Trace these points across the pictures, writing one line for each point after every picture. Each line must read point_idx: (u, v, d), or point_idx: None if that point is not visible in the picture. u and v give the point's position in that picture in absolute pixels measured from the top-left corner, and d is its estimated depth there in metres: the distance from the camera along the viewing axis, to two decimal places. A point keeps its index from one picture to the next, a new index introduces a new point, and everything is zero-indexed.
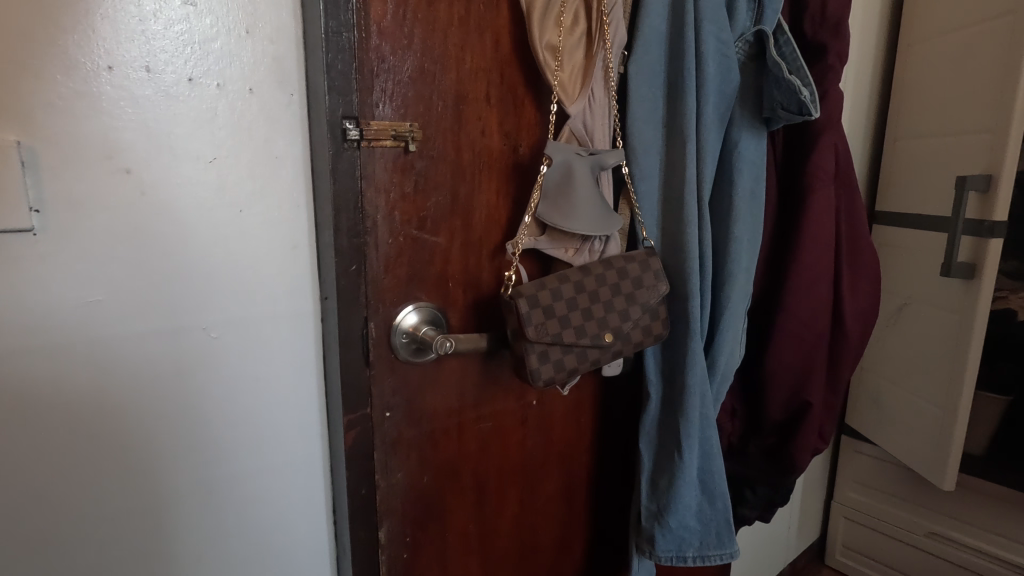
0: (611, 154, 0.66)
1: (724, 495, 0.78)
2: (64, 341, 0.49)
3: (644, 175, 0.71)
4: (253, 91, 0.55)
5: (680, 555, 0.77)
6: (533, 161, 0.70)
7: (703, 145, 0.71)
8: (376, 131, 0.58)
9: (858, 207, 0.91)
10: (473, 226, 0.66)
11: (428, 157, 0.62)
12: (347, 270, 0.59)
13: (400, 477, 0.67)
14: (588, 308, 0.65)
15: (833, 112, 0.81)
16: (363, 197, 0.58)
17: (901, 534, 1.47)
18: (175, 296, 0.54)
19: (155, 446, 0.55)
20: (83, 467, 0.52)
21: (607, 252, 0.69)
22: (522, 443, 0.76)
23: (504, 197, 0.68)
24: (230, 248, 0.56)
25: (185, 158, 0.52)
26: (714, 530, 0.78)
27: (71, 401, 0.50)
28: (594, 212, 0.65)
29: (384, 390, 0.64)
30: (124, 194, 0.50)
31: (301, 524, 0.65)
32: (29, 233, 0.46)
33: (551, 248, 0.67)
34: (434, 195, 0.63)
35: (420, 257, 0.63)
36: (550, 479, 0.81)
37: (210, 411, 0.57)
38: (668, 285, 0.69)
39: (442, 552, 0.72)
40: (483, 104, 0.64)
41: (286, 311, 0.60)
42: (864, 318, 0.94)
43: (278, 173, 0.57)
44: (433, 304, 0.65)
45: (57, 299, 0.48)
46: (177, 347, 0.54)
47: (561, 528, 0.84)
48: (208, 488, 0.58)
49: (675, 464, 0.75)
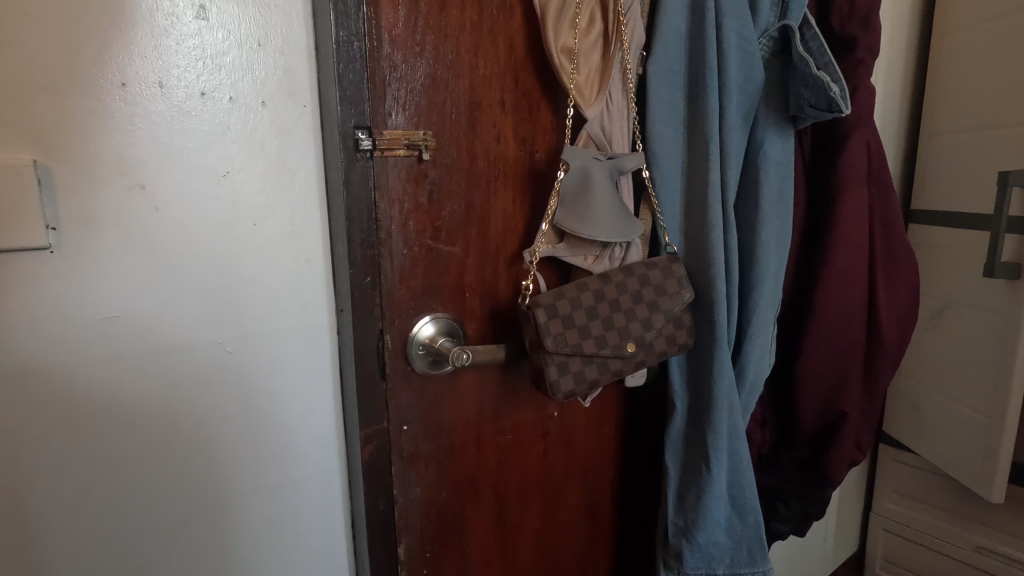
0: (630, 158, 0.64)
1: (756, 511, 0.75)
2: (83, 357, 0.49)
3: (665, 179, 0.69)
4: (265, 104, 0.54)
5: (709, 572, 0.74)
6: (550, 167, 0.68)
7: (726, 146, 0.68)
8: (389, 140, 0.57)
9: (893, 207, 0.87)
10: (490, 234, 0.65)
11: (441, 165, 0.61)
12: (361, 282, 0.58)
13: (419, 492, 0.65)
14: (609, 317, 0.63)
15: (865, 108, 0.77)
16: (376, 207, 0.58)
17: (946, 548, 1.39)
18: (194, 309, 0.54)
19: (171, 462, 0.55)
20: (102, 484, 0.52)
21: (628, 259, 0.67)
22: (544, 455, 0.74)
23: (521, 204, 0.67)
24: (245, 259, 0.55)
25: (199, 172, 0.52)
26: (745, 547, 0.75)
27: (89, 418, 0.50)
28: (613, 219, 0.62)
29: (401, 403, 0.63)
30: (138, 209, 0.50)
31: (320, 538, 0.64)
32: (47, 251, 0.47)
33: (570, 255, 0.65)
34: (449, 204, 0.62)
35: (435, 267, 0.62)
36: (574, 492, 0.79)
37: (226, 425, 0.57)
38: (693, 292, 0.67)
39: (463, 569, 0.70)
40: (497, 110, 0.63)
41: (302, 323, 0.59)
42: (902, 323, 0.89)
43: (292, 185, 0.57)
44: (449, 315, 0.64)
45: (73, 316, 0.48)
46: (194, 362, 0.54)
47: (586, 543, 0.82)
48: (226, 505, 0.58)
49: (702, 478, 0.72)
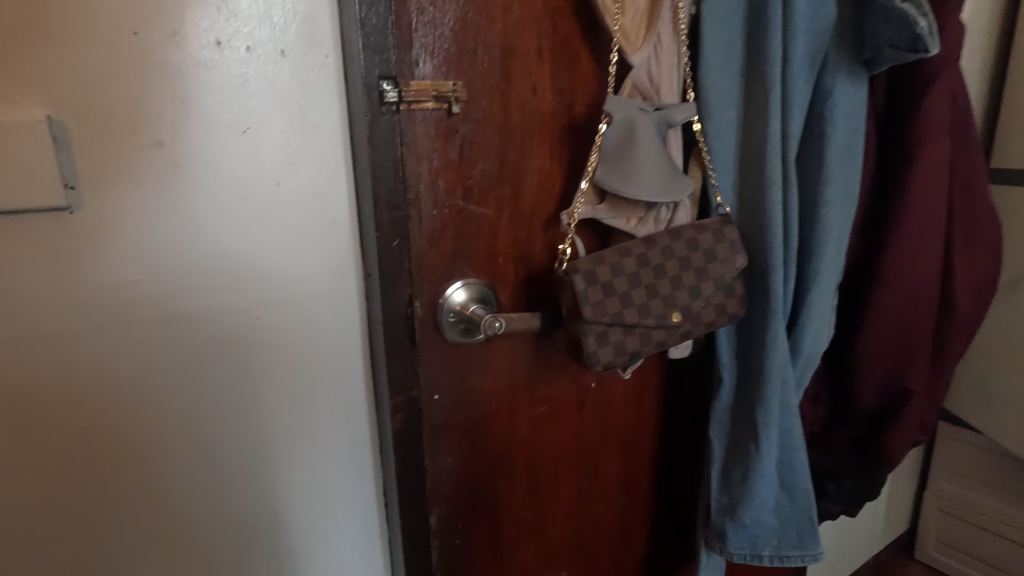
0: (679, 109, 0.58)
1: (807, 493, 0.70)
2: (109, 322, 0.48)
3: (719, 133, 0.62)
4: (285, 54, 0.51)
5: (754, 554, 0.71)
6: (590, 122, 0.63)
7: (790, 94, 0.61)
8: (416, 92, 0.52)
9: (976, 163, 0.77)
10: (524, 194, 0.61)
11: (473, 119, 0.56)
12: (388, 245, 0.55)
13: (450, 462, 0.63)
14: (652, 285, 0.58)
15: (952, 49, 0.68)
16: (404, 165, 0.54)
17: (1007, 532, 1.31)
18: (217, 274, 0.52)
19: (200, 427, 0.54)
20: (134, 449, 0.51)
21: (675, 221, 0.62)
22: (579, 428, 0.71)
23: (559, 162, 0.62)
24: (268, 221, 0.53)
25: (218, 128, 0.49)
26: (794, 530, 0.71)
27: (120, 383, 0.50)
28: (660, 177, 0.57)
29: (432, 372, 0.60)
30: (157, 168, 0.48)
31: (350, 505, 0.64)
32: (67, 212, 0.45)
33: (610, 217, 0.60)
34: (480, 161, 0.57)
35: (466, 230, 0.58)
36: (610, 466, 0.76)
37: (254, 391, 0.56)
38: (746, 258, 0.61)
39: (495, 540, 0.69)
40: (533, 58, 0.58)
41: (328, 288, 0.57)
42: (979, 292, 0.81)
43: (315, 142, 0.54)
44: (481, 281, 0.60)
45: (96, 279, 0.47)
46: (219, 327, 0.53)
47: (621, 517, 0.79)
48: (256, 470, 0.58)
49: (750, 457, 0.68)
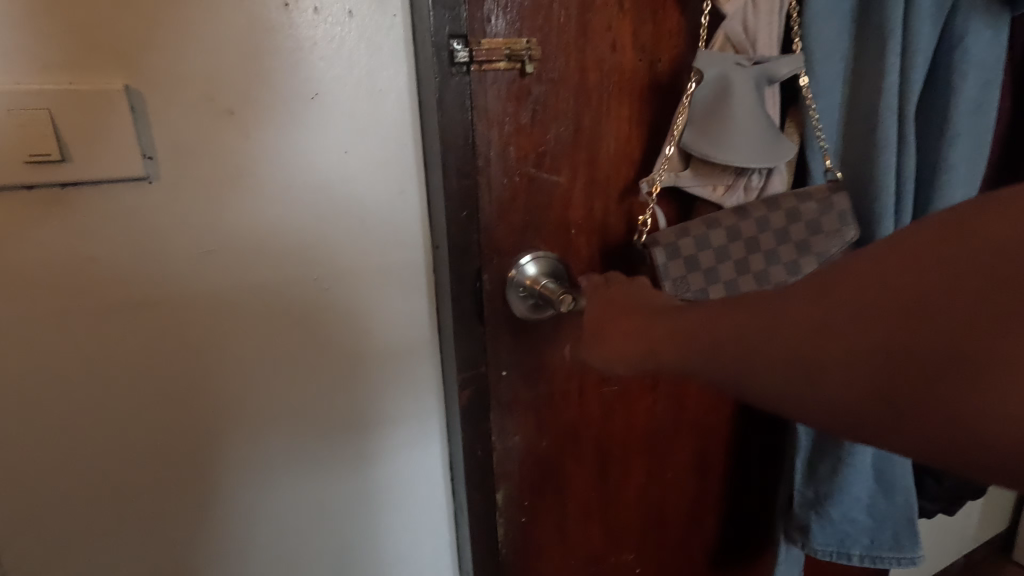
0: (784, 62, 0.52)
1: (906, 489, 0.65)
2: (186, 291, 0.49)
3: (825, 88, 0.55)
4: (353, 15, 0.49)
5: (842, 551, 0.66)
6: (674, 80, 0.57)
7: (912, 42, 0.53)
8: (488, 51, 0.49)
9: None
10: (600, 161, 0.57)
11: (547, 80, 0.52)
12: (457, 216, 0.52)
13: (517, 440, 0.62)
14: (744, 259, 0.55)
15: None
16: (474, 130, 0.51)
17: None
18: (287, 245, 0.51)
19: (274, 395, 0.55)
20: (214, 416, 0.53)
21: (767, 189, 0.56)
22: (651, 410, 0.68)
23: (638, 126, 0.57)
24: (337, 190, 0.52)
25: (287, 95, 0.48)
26: (890, 528, 0.66)
27: (198, 351, 0.51)
28: (757, 140, 0.52)
29: (500, 348, 0.58)
30: (228, 137, 0.47)
31: (417, 477, 0.63)
32: (145, 182, 0.45)
33: (695, 185, 0.56)
34: (554, 126, 0.54)
35: (538, 200, 0.55)
36: (682, 450, 0.72)
37: (324, 362, 0.56)
38: (857, 230, 0.55)
39: (562, 519, 0.67)
40: (613, 9, 0.53)
41: (396, 260, 0.56)
42: None
43: (383, 107, 0.52)
44: (552, 254, 0.57)
45: (173, 249, 0.48)
46: (290, 298, 0.53)
47: (693, 503, 0.76)
48: (325, 438, 0.58)
49: (841, 448, 0.62)
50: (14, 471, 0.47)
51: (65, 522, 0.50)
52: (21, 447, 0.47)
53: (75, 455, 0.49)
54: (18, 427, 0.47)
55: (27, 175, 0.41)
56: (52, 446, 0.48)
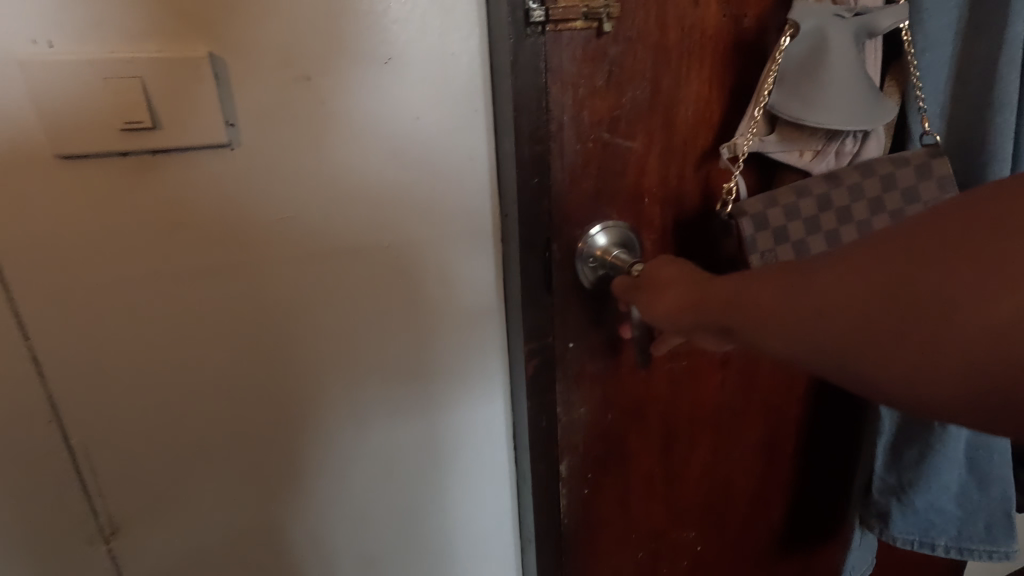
0: (888, 14, 0.47)
1: (1004, 482, 0.60)
2: (266, 256, 0.50)
3: (935, 42, 0.50)
4: None
5: (924, 541, 0.63)
6: (759, 36, 0.53)
7: None
8: (565, 10, 0.47)
9: None
10: (677, 126, 0.54)
11: (624, 39, 0.50)
12: (529, 183, 0.51)
13: (583, 413, 0.61)
14: (833, 231, 0.51)
15: None
16: (548, 93, 0.49)
17: None
18: (360, 212, 0.52)
19: (346, 359, 0.56)
20: (291, 377, 0.55)
21: (861, 155, 0.52)
22: (720, 386, 0.66)
23: (719, 87, 0.54)
24: (408, 157, 0.52)
25: (361, 60, 0.48)
26: (981, 520, 0.62)
27: (276, 315, 0.52)
28: (854, 100, 0.48)
29: (568, 319, 0.57)
30: (307, 103, 0.48)
31: (481, 443, 0.64)
32: (228, 148, 0.46)
33: (781, 151, 0.52)
34: (630, 88, 0.51)
35: (611, 167, 0.53)
36: (751, 428, 0.69)
37: (394, 329, 0.57)
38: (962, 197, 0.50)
39: (625, 493, 0.66)
40: None
41: (465, 227, 0.56)
42: None
43: (454, 71, 0.50)
44: (625, 224, 0.55)
45: (253, 214, 0.49)
46: (363, 265, 0.53)
47: (760, 483, 0.73)
48: (394, 403, 0.59)
49: (930, 434, 0.59)
50: (114, 421, 0.51)
51: (157, 472, 0.53)
52: (120, 399, 0.50)
53: (166, 408, 0.52)
54: (118, 381, 0.50)
55: (122, 141, 0.43)
56: (146, 401, 0.51)
